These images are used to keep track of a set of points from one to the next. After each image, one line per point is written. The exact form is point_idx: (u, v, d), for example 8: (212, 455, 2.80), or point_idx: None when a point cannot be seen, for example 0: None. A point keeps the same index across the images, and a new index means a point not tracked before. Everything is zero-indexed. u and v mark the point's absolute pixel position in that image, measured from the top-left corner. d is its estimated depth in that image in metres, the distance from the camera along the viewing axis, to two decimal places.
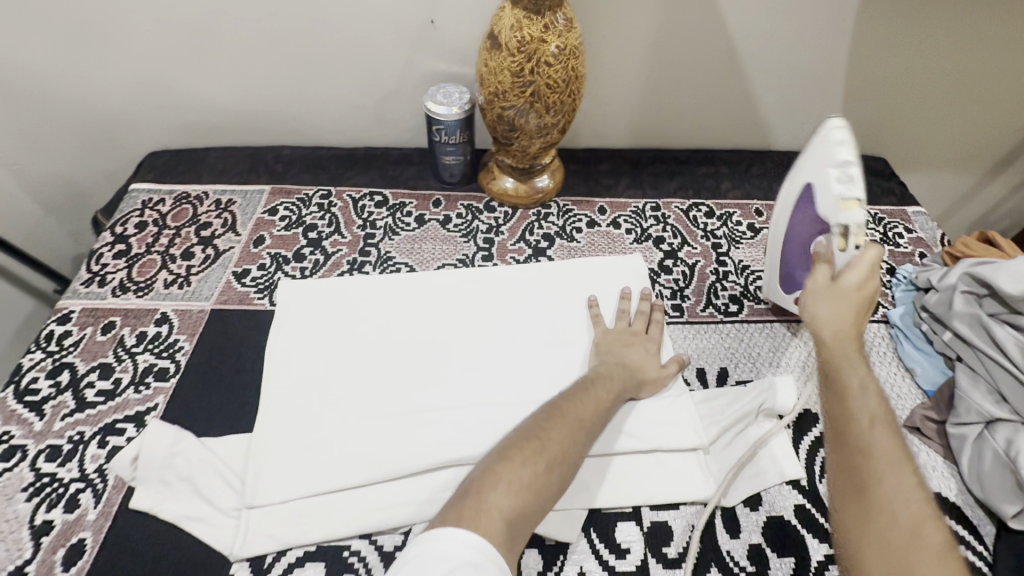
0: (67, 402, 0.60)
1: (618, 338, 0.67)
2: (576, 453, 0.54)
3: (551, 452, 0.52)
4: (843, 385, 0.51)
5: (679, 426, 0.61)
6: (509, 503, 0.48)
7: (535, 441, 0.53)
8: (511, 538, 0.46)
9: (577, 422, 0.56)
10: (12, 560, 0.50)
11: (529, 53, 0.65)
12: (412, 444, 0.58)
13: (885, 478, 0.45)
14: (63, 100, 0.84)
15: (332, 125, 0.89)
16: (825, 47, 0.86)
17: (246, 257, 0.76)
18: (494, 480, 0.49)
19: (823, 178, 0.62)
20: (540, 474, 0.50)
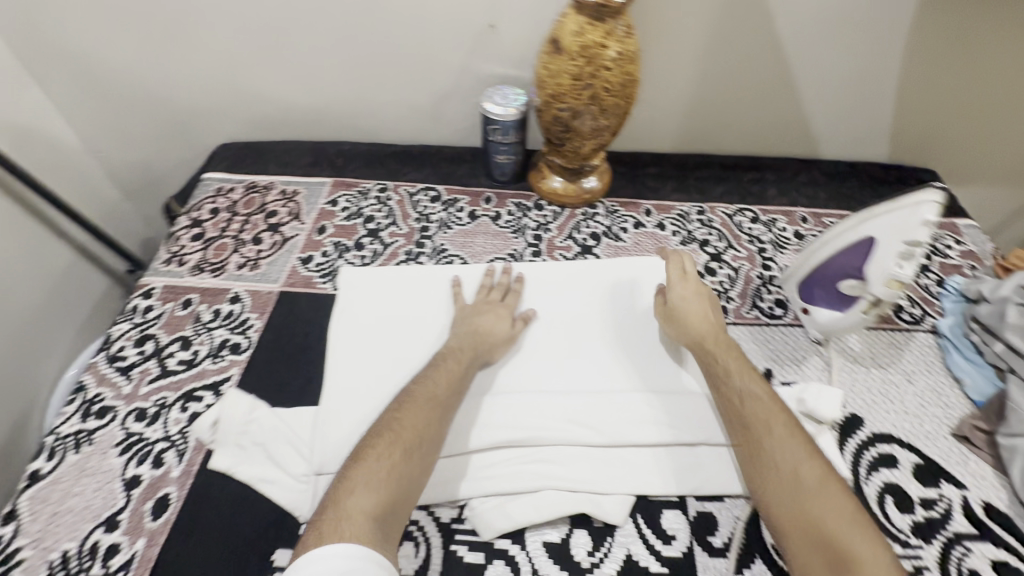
0: (152, 369, 0.65)
1: (471, 309, 0.70)
2: (415, 440, 0.54)
3: (399, 446, 0.53)
4: (718, 373, 0.61)
5: (550, 408, 0.63)
6: (371, 502, 0.49)
7: (388, 437, 0.54)
8: (382, 531, 0.48)
9: (426, 405, 0.57)
10: (107, 508, 0.55)
11: (589, 58, 0.68)
12: (467, 424, 0.61)
13: (777, 443, 0.54)
14: (145, 95, 0.91)
15: (389, 123, 0.93)
16: (877, 57, 0.86)
17: (310, 244, 0.80)
18: (351, 486, 0.50)
19: (888, 246, 0.60)
20: (396, 468, 0.52)
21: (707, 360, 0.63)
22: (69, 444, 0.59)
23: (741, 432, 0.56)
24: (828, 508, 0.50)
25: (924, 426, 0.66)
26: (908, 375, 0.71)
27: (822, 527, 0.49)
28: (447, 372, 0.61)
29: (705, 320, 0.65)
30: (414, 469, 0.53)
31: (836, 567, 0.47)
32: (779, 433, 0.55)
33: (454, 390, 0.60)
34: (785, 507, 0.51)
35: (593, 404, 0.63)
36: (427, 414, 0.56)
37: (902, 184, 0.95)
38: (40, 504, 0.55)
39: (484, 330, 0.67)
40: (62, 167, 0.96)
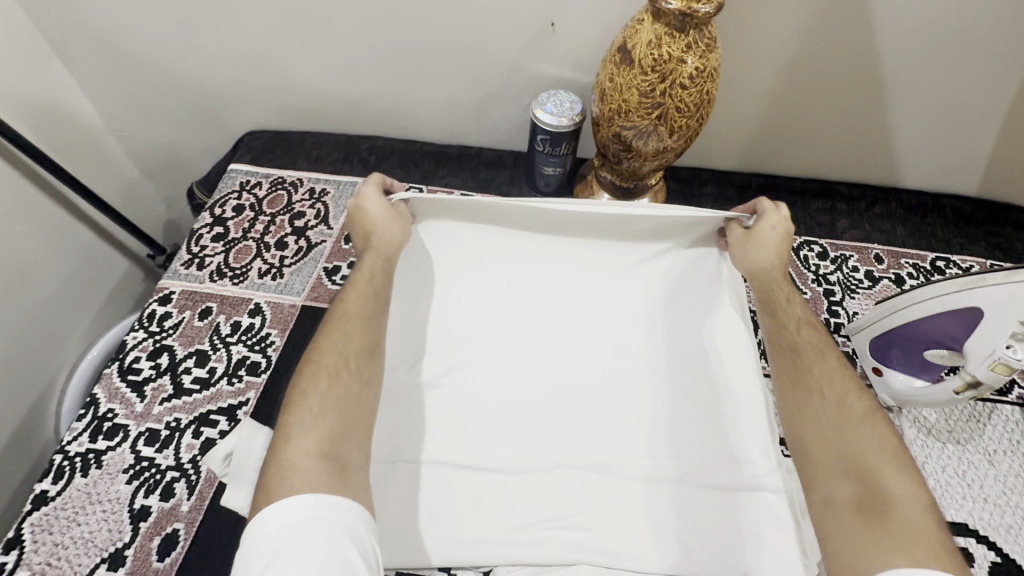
0: (165, 386, 0.61)
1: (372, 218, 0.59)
2: (348, 364, 0.49)
3: (323, 375, 0.47)
4: (773, 302, 0.59)
5: (468, 425, 0.60)
6: (314, 444, 0.43)
7: (312, 371, 0.48)
8: (337, 467, 0.42)
9: (344, 328, 0.52)
10: (112, 542, 0.51)
11: (664, 73, 0.59)
12: (497, 460, 0.58)
13: (824, 376, 0.51)
14: (168, 73, 0.85)
15: (426, 119, 0.86)
16: (989, 78, 0.75)
17: (336, 253, 0.75)
18: (289, 434, 0.44)
19: (1000, 322, 0.52)
20: (329, 399, 0.46)
21: (763, 292, 0.60)
22: (76, 465, 0.56)
23: (786, 359, 0.54)
24: (867, 441, 0.46)
25: (1005, 518, 0.59)
26: (990, 455, 0.63)
27: (855, 458, 0.46)
28: (353, 293, 0.55)
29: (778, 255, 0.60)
30: (352, 383, 0.48)
31: (862, 496, 0.43)
32: (827, 366, 0.52)
33: (357, 308, 0.53)
34: (822, 438, 0.48)
35: (508, 424, 0.61)
36: (351, 337, 0.51)
37: (993, 224, 0.85)
38: (44, 533, 0.52)
39: (377, 237, 0.59)
40: (84, 144, 0.92)
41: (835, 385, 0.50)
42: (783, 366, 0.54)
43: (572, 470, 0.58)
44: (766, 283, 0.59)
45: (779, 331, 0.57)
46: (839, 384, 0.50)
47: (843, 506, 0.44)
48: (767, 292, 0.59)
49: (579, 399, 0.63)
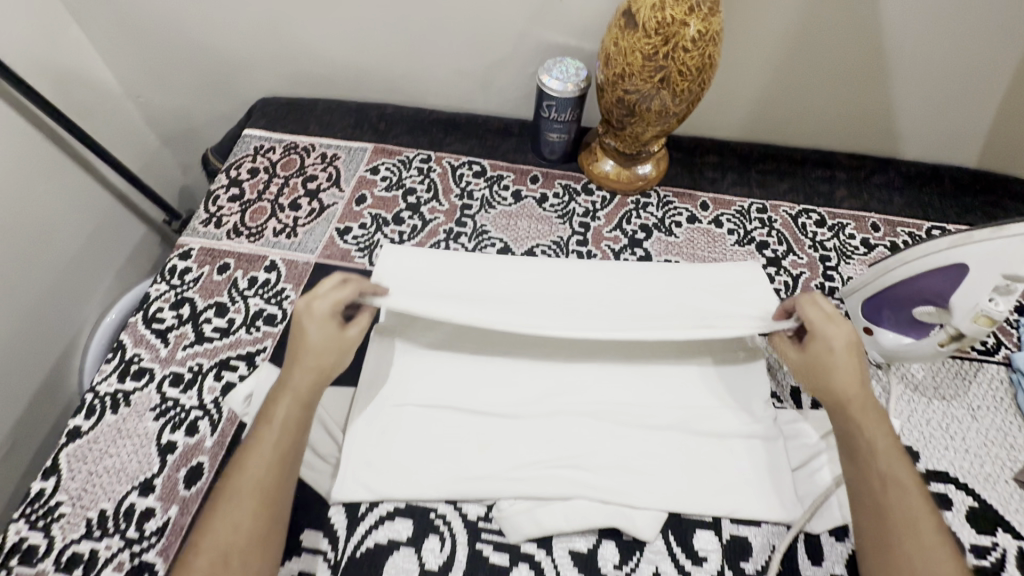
0: (187, 334, 0.65)
1: (319, 347, 0.54)
2: (241, 543, 0.45)
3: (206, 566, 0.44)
4: (862, 451, 0.51)
5: (467, 373, 0.63)
6: None
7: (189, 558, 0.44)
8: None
9: (241, 496, 0.47)
10: (142, 472, 0.55)
11: (666, 36, 0.61)
12: (497, 408, 0.61)
13: (925, 554, 0.46)
14: (183, 38, 0.86)
15: (435, 87, 0.88)
16: (989, 49, 0.76)
17: (348, 214, 0.78)
18: None
19: (984, 277, 0.54)
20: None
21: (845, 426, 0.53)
22: (106, 403, 0.59)
23: (875, 523, 0.48)
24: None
25: (984, 467, 0.62)
26: (973, 411, 0.65)
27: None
28: (257, 454, 0.49)
29: (856, 382, 0.53)
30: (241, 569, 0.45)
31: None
32: (926, 539, 0.46)
33: (264, 471, 0.48)
34: None
35: (508, 373, 0.63)
36: (243, 516, 0.46)
37: (991, 194, 0.86)
38: (79, 462, 0.55)
39: (304, 360, 0.53)
40: (104, 110, 0.95)
41: (935, 560, 0.45)
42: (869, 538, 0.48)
43: (570, 416, 0.60)
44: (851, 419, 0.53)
45: (868, 483, 0.50)
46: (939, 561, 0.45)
47: None
48: (849, 424, 0.53)
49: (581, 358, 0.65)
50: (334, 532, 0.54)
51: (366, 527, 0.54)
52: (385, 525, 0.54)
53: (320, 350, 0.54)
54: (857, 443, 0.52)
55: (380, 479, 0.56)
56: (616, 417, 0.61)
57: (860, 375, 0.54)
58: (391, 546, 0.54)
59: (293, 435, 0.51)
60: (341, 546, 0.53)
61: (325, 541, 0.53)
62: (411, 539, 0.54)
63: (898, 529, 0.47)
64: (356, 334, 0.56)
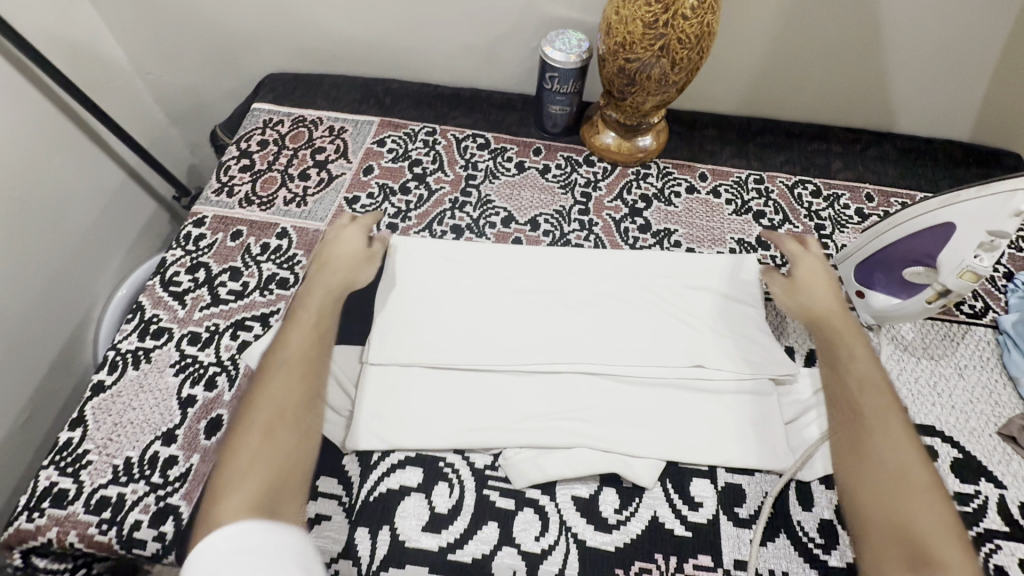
0: (204, 296, 0.67)
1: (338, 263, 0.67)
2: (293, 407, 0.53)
3: (257, 429, 0.50)
4: (841, 361, 0.60)
5: (474, 334, 0.65)
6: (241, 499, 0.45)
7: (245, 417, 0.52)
8: (267, 508, 0.46)
9: (284, 368, 0.55)
10: (165, 422, 0.58)
11: (666, 4, 0.63)
12: (504, 365, 0.63)
13: (886, 436, 0.53)
14: (192, 14, 0.88)
15: (439, 62, 0.90)
16: (983, 23, 0.77)
17: (356, 184, 0.80)
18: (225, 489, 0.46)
19: (969, 234, 0.57)
20: (259, 448, 0.49)
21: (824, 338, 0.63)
22: (128, 359, 0.62)
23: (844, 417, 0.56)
24: (919, 513, 0.47)
25: (969, 422, 0.64)
26: (960, 370, 0.68)
27: (908, 521, 0.47)
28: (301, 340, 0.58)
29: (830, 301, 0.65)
30: (289, 435, 0.51)
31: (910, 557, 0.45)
32: (889, 427, 0.53)
33: (308, 353, 0.57)
34: (875, 501, 0.49)
35: (508, 332, 0.65)
36: (288, 382, 0.54)
37: (983, 167, 0.88)
38: (104, 413, 0.58)
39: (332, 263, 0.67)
40: (115, 87, 0.96)
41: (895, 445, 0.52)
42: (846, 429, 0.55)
43: (572, 371, 0.63)
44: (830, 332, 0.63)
45: (841, 382, 0.58)
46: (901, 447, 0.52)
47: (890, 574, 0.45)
48: (829, 336, 0.63)
49: (581, 322, 0.67)
50: (348, 479, 0.57)
51: (378, 474, 0.57)
52: (396, 473, 0.57)
53: (342, 267, 0.67)
54: (838, 350, 0.61)
55: (392, 429, 0.58)
56: (618, 376, 0.63)
57: (828, 295, 0.66)
58: (402, 492, 0.56)
59: (317, 337, 0.59)
60: (355, 491, 0.56)
61: (339, 486, 0.56)
62: (422, 485, 0.57)
63: (863, 421, 0.54)
64: (371, 267, 0.69)
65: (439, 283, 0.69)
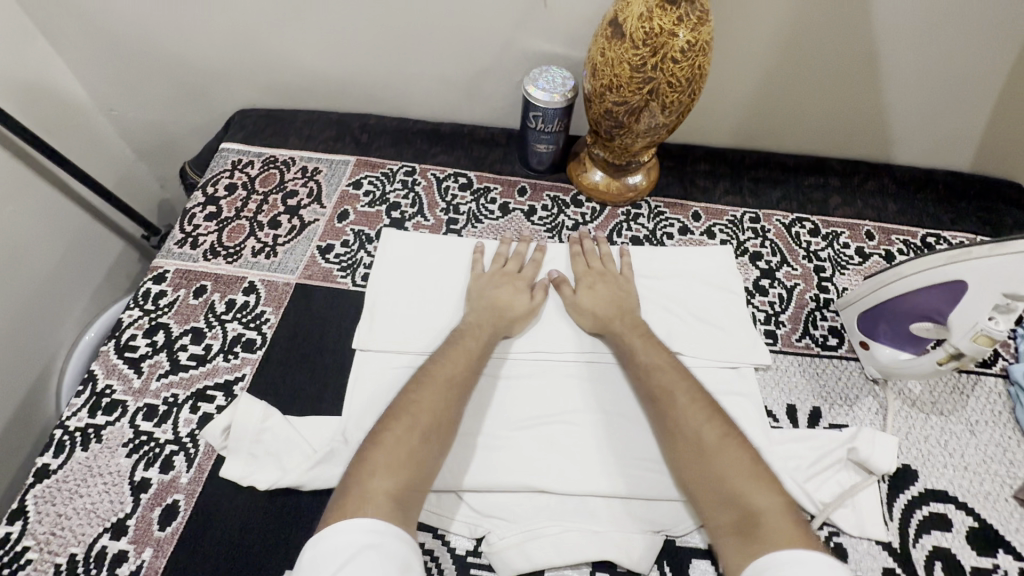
0: (162, 362, 0.62)
1: (489, 281, 0.67)
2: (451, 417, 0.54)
3: (416, 432, 0.51)
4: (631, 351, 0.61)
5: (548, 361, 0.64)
6: (391, 485, 0.48)
7: (403, 417, 0.52)
8: (402, 506, 0.47)
9: (446, 387, 0.56)
10: (114, 512, 0.53)
11: (655, 47, 0.59)
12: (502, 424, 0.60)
13: (682, 410, 0.55)
14: (157, 51, 0.83)
15: (419, 97, 0.85)
16: (984, 55, 0.74)
17: (330, 231, 0.75)
18: (368, 473, 0.48)
19: (982, 294, 0.53)
20: (415, 454, 0.50)
21: (616, 340, 0.63)
22: (77, 439, 0.57)
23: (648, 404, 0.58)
24: (738, 475, 0.50)
25: (985, 485, 0.60)
26: (972, 426, 0.64)
27: (729, 488, 0.50)
28: (456, 359, 0.58)
29: (609, 303, 0.65)
30: (433, 449, 0.52)
31: (737, 519, 0.48)
32: (683, 403, 0.56)
33: (462, 376, 0.57)
34: (706, 482, 0.51)
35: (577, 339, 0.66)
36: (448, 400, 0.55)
37: (985, 200, 0.85)
38: (47, 504, 0.53)
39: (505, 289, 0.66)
40: (76, 125, 0.92)
41: (698, 422, 0.54)
42: (653, 409, 0.57)
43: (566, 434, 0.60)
44: (621, 324, 0.63)
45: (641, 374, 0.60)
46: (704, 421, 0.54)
47: (734, 542, 0.47)
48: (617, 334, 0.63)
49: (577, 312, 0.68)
50: None
51: None
52: None
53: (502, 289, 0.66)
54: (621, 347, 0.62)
55: (495, 457, 0.58)
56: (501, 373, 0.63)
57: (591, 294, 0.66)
58: None
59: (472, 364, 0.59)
60: None
61: None
62: None
63: (666, 407, 0.56)
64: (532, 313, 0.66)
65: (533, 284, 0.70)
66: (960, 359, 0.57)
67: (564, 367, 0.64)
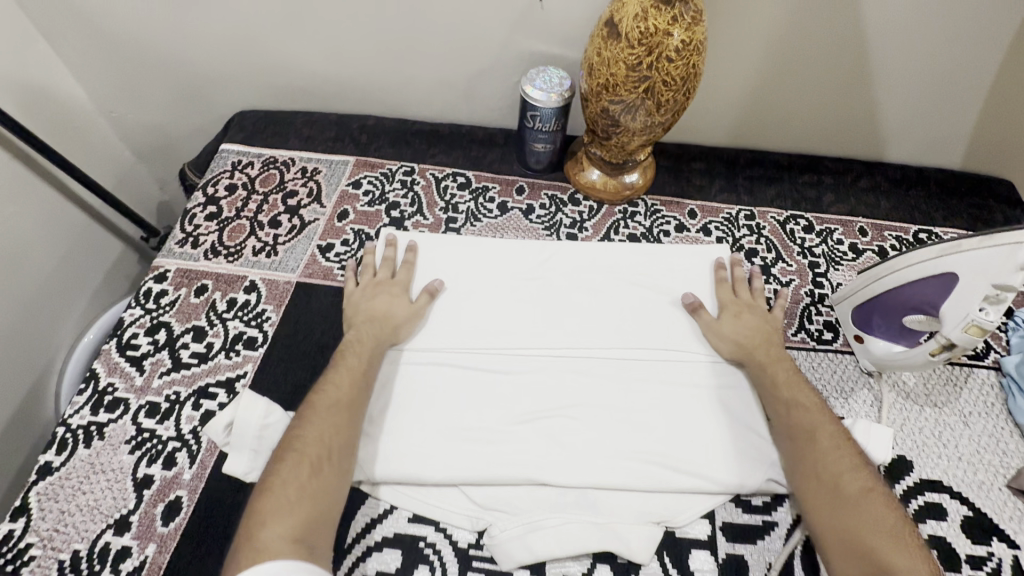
0: (164, 360, 0.63)
1: (362, 294, 0.66)
2: (342, 443, 0.53)
3: (306, 464, 0.50)
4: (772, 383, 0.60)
5: (472, 359, 0.64)
6: (290, 526, 0.46)
7: (293, 457, 0.50)
8: (308, 545, 0.46)
9: (321, 412, 0.54)
10: (117, 508, 0.53)
11: (650, 46, 0.60)
12: (493, 420, 0.60)
13: (833, 450, 0.54)
14: (156, 53, 0.84)
15: (418, 98, 0.86)
16: (971, 54, 0.76)
17: (330, 230, 0.76)
18: (262, 519, 0.46)
19: (972, 285, 0.54)
20: (307, 486, 0.49)
21: (758, 371, 0.62)
22: (79, 437, 0.57)
23: (790, 441, 0.56)
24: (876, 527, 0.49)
25: (978, 475, 0.61)
26: (965, 417, 0.65)
27: (868, 544, 0.48)
28: (340, 381, 0.57)
29: (754, 332, 0.64)
30: (330, 476, 0.50)
31: (873, 574, 0.47)
32: (828, 444, 0.54)
33: (348, 398, 0.55)
34: (838, 524, 0.50)
35: (508, 333, 0.66)
36: (325, 424, 0.53)
37: (975, 197, 0.86)
38: (50, 501, 0.53)
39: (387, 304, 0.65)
40: (75, 127, 0.92)
41: (845, 467, 0.53)
42: (795, 447, 0.56)
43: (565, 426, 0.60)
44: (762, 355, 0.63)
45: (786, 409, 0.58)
46: (849, 465, 0.53)
47: None
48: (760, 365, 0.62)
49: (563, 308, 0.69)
50: None
51: (354, 559, 0.53)
52: (373, 556, 0.53)
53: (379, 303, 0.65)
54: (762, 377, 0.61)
55: (396, 444, 0.58)
56: (636, 375, 0.64)
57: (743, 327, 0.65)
58: None
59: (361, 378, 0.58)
60: None
61: None
62: (400, 570, 0.52)
63: (812, 446, 0.55)
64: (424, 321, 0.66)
65: (479, 280, 0.70)
66: (953, 350, 0.58)
67: (694, 367, 0.65)
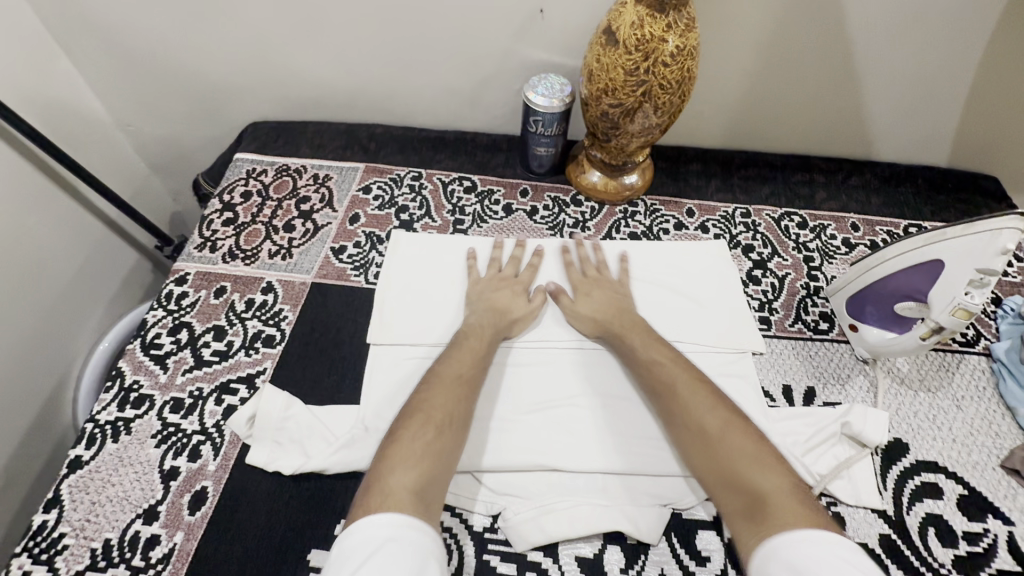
0: (187, 358, 0.65)
1: (485, 285, 0.70)
2: (458, 412, 0.56)
3: (428, 425, 0.53)
4: (634, 348, 0.64)
5: (565, 353, 0.67)
6: (411, 480, 0.48)
7: (419, 416, 0.54)
8: (423, 502, 0.47)
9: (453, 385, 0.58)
10: (146, 499, 0.55)
11: (647, 52, 0.64)
12: (527, 417, 0.62)
13: (688, 398, 0.57)
14: (173, 69, 0.88)
15: (424, 106, 0.90)
16: (954, 56, 0.80)
17: (343, 233, 0.79)
18: (389, 467, 0.49)
19: (958, 271, 0.57)
20: (437, 450, 0.52)
21: (619, 340, 0.65)
22: (107, 432, 0.59)
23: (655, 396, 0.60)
24: (740, 455, 0.52)
25: (972, 455, 0.63)
26: (958, 401, 0.68)
27: (736, 475, 0.51)
28: (461, 357, 0.61)
29: (604, 307, 0.68)
30: (453, 439, 0.54)
31: (746, 505, 0.49)
32: (683, 389, 0.58)
33: (468, 373, 0.60)
34: (709, 463, 0.53)
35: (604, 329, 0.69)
36: (450, 396, 0.56)
37: (962, 193, 0.89)
38: (81, 492, 0.55)
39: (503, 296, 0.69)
40: (94, 140, 0.96)
41: (702, 408, 0.56)
42: (663, 404, 0.59)
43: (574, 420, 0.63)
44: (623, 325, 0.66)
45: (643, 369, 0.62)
46: (706, 404, 0.57)
47: (739, 518, 0.49)
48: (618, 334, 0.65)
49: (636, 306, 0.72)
50: None
51: None
52: None
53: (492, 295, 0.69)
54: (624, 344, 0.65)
55: (497, 431, 0.61)
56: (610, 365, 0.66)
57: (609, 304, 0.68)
58: None
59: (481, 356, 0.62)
60: None
61: None
62: None
63: (673, 397, 0.58)
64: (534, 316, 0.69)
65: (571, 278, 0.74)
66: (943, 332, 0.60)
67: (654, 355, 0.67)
